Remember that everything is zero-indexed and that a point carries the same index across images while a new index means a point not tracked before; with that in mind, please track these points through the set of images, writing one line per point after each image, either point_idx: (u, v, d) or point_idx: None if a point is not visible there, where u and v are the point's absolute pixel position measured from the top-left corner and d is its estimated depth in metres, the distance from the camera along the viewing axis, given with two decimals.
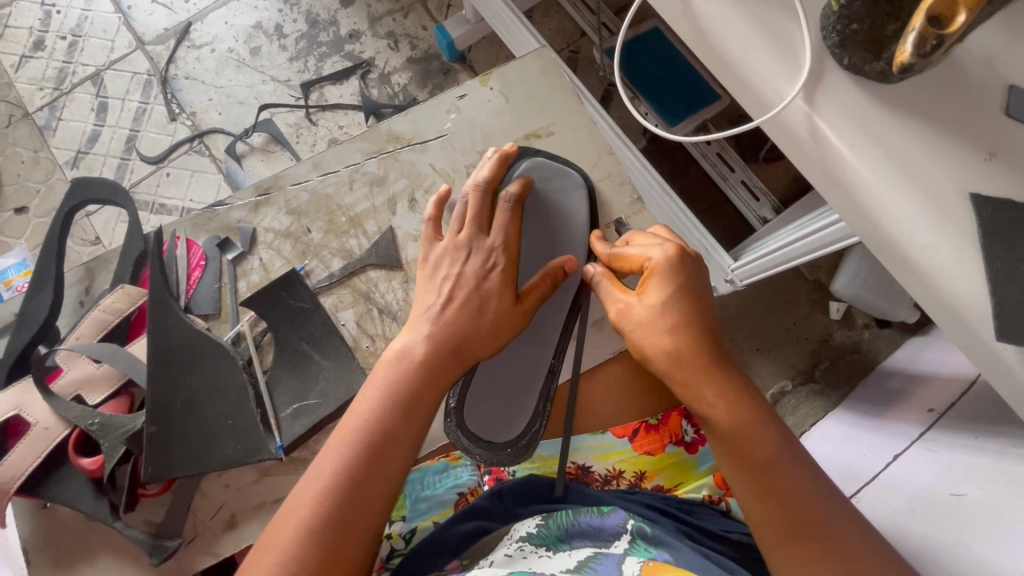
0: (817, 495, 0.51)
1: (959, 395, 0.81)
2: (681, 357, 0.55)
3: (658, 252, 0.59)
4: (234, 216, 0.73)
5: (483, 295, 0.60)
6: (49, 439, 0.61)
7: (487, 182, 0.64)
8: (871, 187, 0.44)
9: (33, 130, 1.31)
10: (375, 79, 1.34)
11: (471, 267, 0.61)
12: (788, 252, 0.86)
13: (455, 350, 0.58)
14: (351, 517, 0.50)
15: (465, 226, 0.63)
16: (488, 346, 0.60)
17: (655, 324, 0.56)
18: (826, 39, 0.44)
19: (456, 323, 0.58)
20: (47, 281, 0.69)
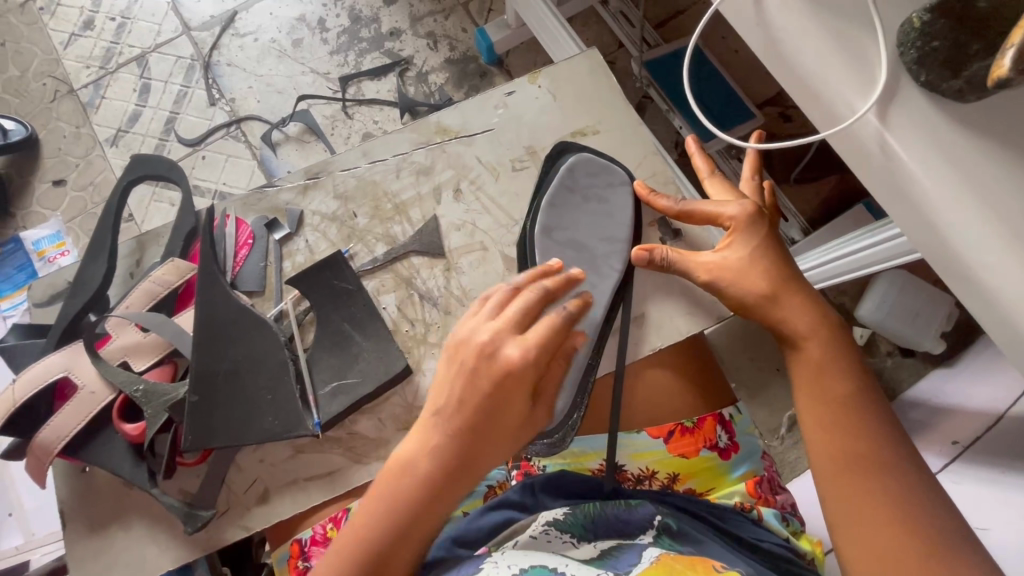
0: (886, 437, 0.54)
1: (983, 430, 0.80)
2: (777, 299, 0.60)
3: (733, 207, 0.64)
4: (283, 199, 0.74)
5: (500, 403, 0.51)
6: (97, 402, 0.63)
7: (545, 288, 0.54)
8: (937, 204, 0.45)
9: (77, 106, 1.35)
10: (412, 77, 1.36)
11: (507, 382, 0.51)
12: (822, 271, 0.86)
13: (470, 459, 0.52)
14: (407, 533, 0.52)
15: (498, 321, 0.53)
16: (498, 456, 0.53)
17: (748, 271, 0.61)
18: (904, 55, 0.45)
19: (481, 427, 0.52)
20: (102, 247, 0.71)
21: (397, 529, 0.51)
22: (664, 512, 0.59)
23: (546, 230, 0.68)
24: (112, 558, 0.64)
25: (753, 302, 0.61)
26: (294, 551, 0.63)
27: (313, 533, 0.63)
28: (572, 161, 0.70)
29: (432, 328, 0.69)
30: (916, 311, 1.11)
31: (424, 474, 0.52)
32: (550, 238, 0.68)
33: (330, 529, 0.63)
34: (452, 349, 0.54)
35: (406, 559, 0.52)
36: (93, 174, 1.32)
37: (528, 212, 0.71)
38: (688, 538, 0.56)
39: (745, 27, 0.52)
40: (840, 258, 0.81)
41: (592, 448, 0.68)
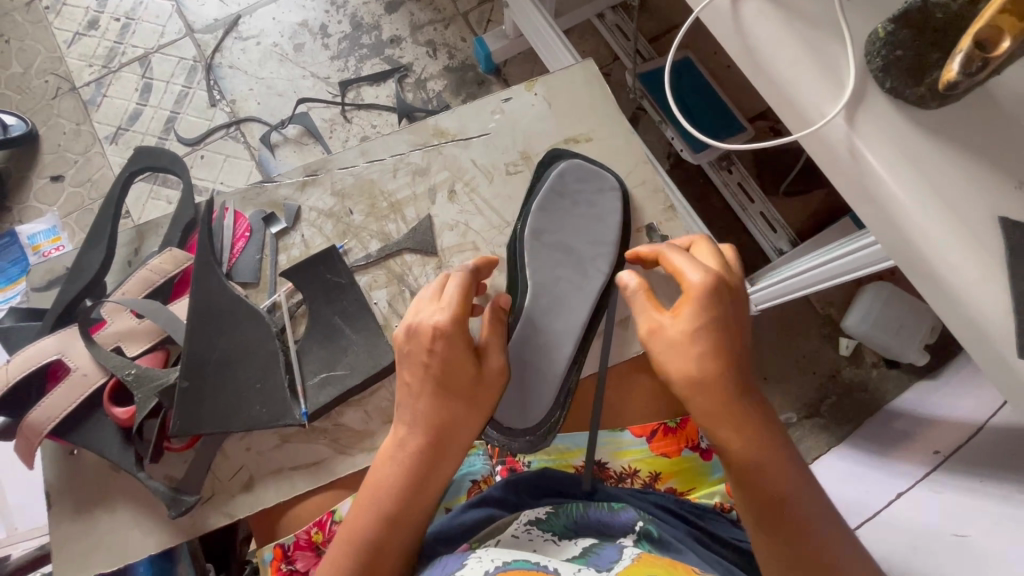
0: (831, 535, 0.48)
1: (964, 441, 0.83)
2: (714, 390, 0.51)
3: (697, 271, 0.54)
4: (282, 193, 0.75)
5: (447, 366, 0.56)
6: (87, 385, 0.64)
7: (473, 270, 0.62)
8: (902, 205, 0.47)
9: (77, 104, 1.36)
10: (411, 83, 1.38)
11: (446, 348, 0.56)
12: (803, 279, 0.87)
13: (443, 432, 0.55)
14: (385, 539, 0.53)
15: (435, 302, 0.58)
16: (464, 411, 0.56)
17: (686, 348, 0.52)
18: (870, 64, 0.48)
19: (437, 395, 0.56)
20: (101, 237, 0.72)
21: (386, 519, 0.53)
22: (644, 518, 0.59)
23: (535, 233, 0.71)
24: (97, 540, 0.64)
25: (682, 386, 0.52)
26: (277, 553, 0.62)
27: (296, 539, 0.63)
28: (560, 166, 0.73)
29: None
30: (900, 322, 1.13)
31: (394, 476, 0.54)
32: (540, 241, 0.71)
33: (316, 533, 0.63)
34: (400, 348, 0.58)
35: (404, 541, 0.54)
36: (92, 170, 1.33)
37: (518, 214, 0.73)
38: (668, 545, 0.56)
39: (724, 35, 0.54)
40: (820, 268, 0.82)
41: (576, 446, 0.69)
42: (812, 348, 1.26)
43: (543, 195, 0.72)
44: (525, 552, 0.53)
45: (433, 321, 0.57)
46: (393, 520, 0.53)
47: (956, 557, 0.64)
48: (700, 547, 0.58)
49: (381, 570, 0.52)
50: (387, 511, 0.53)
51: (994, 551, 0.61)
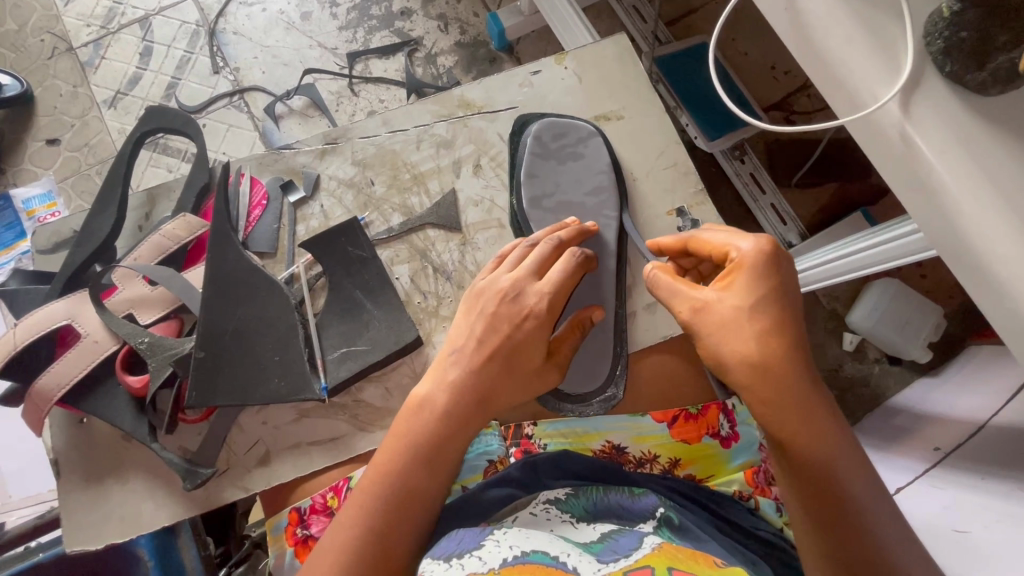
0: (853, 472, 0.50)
1: (965, 437, 0.83)
2: (735, 318, 0.53)
3: (746, 242, 0.55)
4: (300, 160, 0.73)
5: (522, 341, 0.57)
6: (99, 351, 0.62)
7: (582, 257, 0.59)
8: (953, 194, 0.45)
9: (75, 65, 1.31)
10: (421, 58, 1.32)
11: (516, 315, 0.57)
12: (807, 276, 0.84)
13: (493, 396, 0.57)
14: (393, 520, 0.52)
15: (518, 270, 0.59)
16: (514, 395, 0.58)
17: (739, 324, 0.53)
18: (929, 45, 0.47)
19: (499, 365, 0.57)
20: (111, 199, 0.69)
21: (426, 456, 0.54)
22: (666, 506, 0.58)
23: (546, 207, 0.69)
24: (109, 509, 0.63)
25: (738, 370, 0.53)
26: (293, 518, 0.62)
27: (312, 502, 0.62)
28: (537, 128, 0.70)
29: (445, 302, 0.69)
30: (907, 318, 1.14)
31: (403, 450, 0.54)
32: (540, 207, 0.69)
33: (331, 498, 0.62)
34: (476, 301, 0.59)
35: (412, 526, 0.52)
36: (89, 135, 1.29)
37: (512, 187, 0.71)
38: (687, 532, 0.55)
39: (774, 11, 0.52)
40: (830, 264, 0.80)
41: (595, 429, 0.67)
42: (815, 341, 1.25)
43: (541, 162, 0.70)
44: (547, 542, 0.51)
45: (512, 283, 0.58)
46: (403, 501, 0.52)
47: (964, 560, 0.64)
48: (722, 538, 0.57)
49: (387, 552, 0.51)
50: (398, 487, 0.52)
51: (998, 548, 0.61)
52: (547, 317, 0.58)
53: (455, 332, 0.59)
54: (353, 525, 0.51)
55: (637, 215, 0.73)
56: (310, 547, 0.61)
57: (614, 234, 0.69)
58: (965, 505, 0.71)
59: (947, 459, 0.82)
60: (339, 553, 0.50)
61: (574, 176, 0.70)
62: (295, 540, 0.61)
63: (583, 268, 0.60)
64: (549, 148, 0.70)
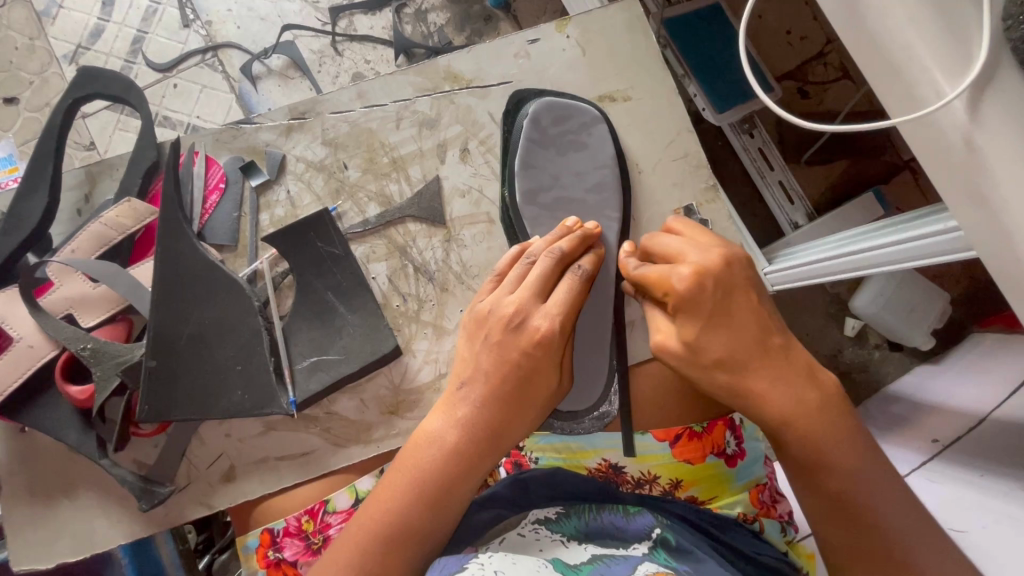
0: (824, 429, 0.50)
1: (966, 430, 0.77)
2: (692, 343, 0.52)
3: (674, 276, 0.51)
4: (263, 139, 0.64)
5: (533, 369, 0.51)
6: (35, 358, 0.55)
7: (586, 275, 0.53)
8: (1018, 214, 0.39)
9: (30, 14, 1.14)
10: (410, 14, 1.15)
11: (519, 338, 0.51)
12: (814, 270, 0.77)
13: (503, 429, 0.51)
14: (388, 562, 0.48)
15: (521, 290, 0.52)
16: (528, 424, 0.52)
17: (694, 355, 0.52)
18: (1009, 32, 0.38)
19: (507, 397, 0.51)
20: (43, 180, 0.61)
21: (426, 501, 0.49)
22: (662, 525, 0.52)
23: (539, 199, 0.61)
24: (59, 526, 0.58)
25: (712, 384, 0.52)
26: (264, 539, 0.57)
27: (286, 524, 0.57)
28: (535, 110, 0.62)
29: (427, 305, 0.62)
30: (912, 305, 1.07)
31: (404, 495, 0.49)
32: (535, 203, 0.61)
33: (307, 521, 0.57)
34: (476, 324, 0.54)
35: (409, 569, 0.48)
36: (49, 95, 1.13)
37: (504, 177, 0.63)
38: (687, 554, 0.49)
39: None
40: (839, 257, 0.72)
41: (590, 446, 0.62)
42: (815, 326, 1.19)
43: (538, 149, 0.61)
44: (535, 567, 0.46)
45: (517, 306, 0.52)
46: (399, 541, 0.48)
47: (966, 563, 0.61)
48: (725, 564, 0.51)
49: None
50: (396, 527, 0.48)
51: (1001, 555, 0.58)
52: (560, 336, 0.51)
53: (460, 354, 0.54)
54: (338, 564, 0.48)
55: (642, 211, 0.66)
56: (285, 571, 0.56)
57: (616, 233, 0.62)
58: (965, 500, 0.67)
59: (946, 452, 0.77)
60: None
61: (574, 166, 0.62)
62: (267, 562, 0.57)
63: (589, 284, 0.54)
64: (547, 133, 0.62)
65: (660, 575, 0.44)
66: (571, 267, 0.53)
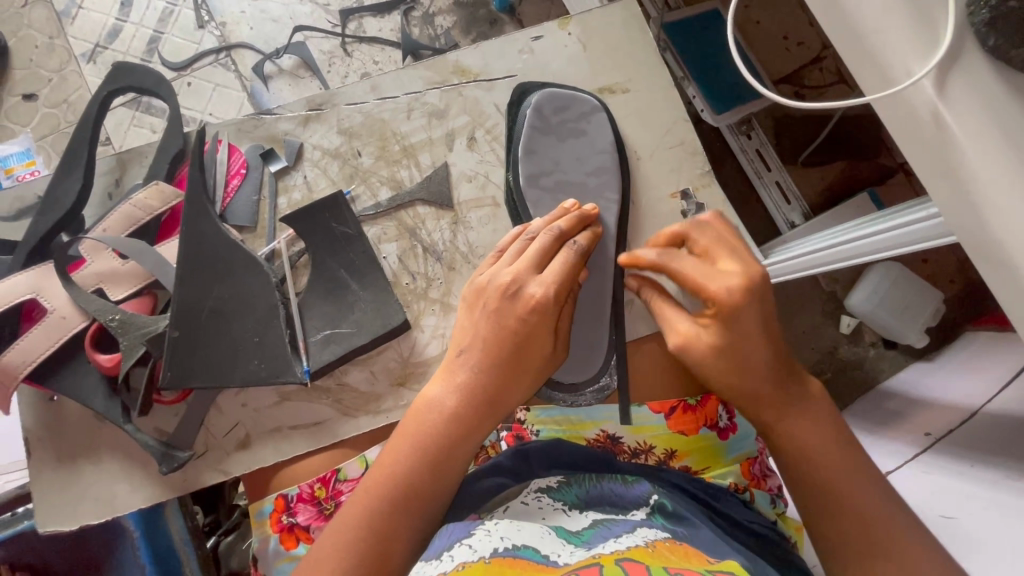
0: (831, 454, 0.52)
1: (958, 423, 0.80)
2: (720, 347, 0.55)
3: (719, 283, 0.54)
4: (281, 127, 0.68)
5: (528, 334, 0.54)
6: (66, 328, 0.59)
7: (581, 249, 0.56)
8: (983, 184, 0.41)
9: (50, 14, 1.19)
10: (417, 17, 1.19)
11: (516, 304, 0.55)
12: (806, 261, 0.80)
13: (499, 394, 0.54)
14: (388, 526, 0.50)
15: (519, 262, 0.56)
16: (523, 389, 0.55)
17: (719, 358, 0.55)
18: (973, 17, 0.41)
19: (504, 361, 0.54)
20: (76, 162, 0.65)
21: (429, 461, 0.52)
22: (659, 492, 0.56)
23: (540, 183, 0.65)
24: (84, 490, 0.61)
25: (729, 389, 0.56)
26: (279, 505, 0.60)
27: (299, 490, 0.61)
28: (538, 100, 0.66)
29: (435, 283, 0.66)
30: (906, 302, 1.10)
31: (408, 456, 0.52)
32: (538, 185, 0.65)
33: (319, 488, 0.61)
34: (475, 296, 0.57)
35: (412, 526, 0.51)
36: (68, 92, 1.17)
37: (508, 163, 0.67)
38: (682, 519, 0.52)
39: None
40: (829, 248, 0.75)
41: (590, 418, 0.66)
42: (811, 323, 1.22)
43: (540, 136, 0.65)
44: (537, 537, 0.48)
45: (514, 277, 0.55)
46: (401, 500, 0.51)
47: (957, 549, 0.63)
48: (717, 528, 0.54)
49: (389, 549, 0.50)
50: (400, 485, 0.51)
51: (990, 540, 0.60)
52: (554, 305, 0.54)
53: (459, 323, 0.58)
54: (354, 526, 0.50)
55: (640, 198, 0.69)
56: (298, 535, 0.59)
57: (614, 217, 0.66)
58: (955, 489, 0.70)
59: (937, 444, 0.80)
60: (336, 555, 0.49)
61: (575, 154, 0.66)
62: (281, 527, 0.60)
63: (584, 259, 0.57)
64: (549, 122, 0.66)
65: (660, 544, 0.47)
66: (567, 243, 0.56)
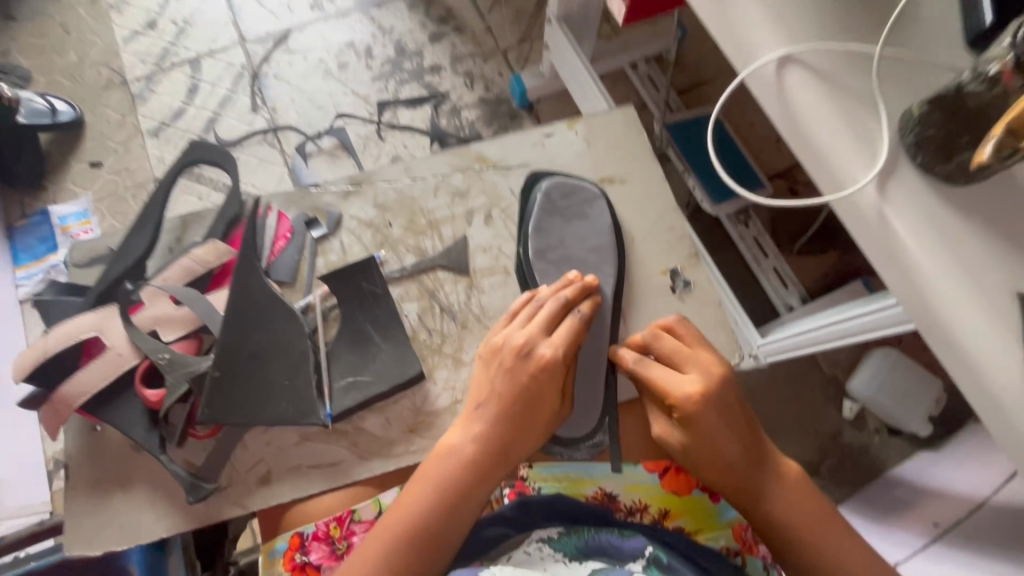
0: (816, 538, 0.59)
1: (962, 516, 0.82)
2: (693, 449, 0.62)
3: (682, 390, 0.62)
4: (325, 200, 0.79)
5: (537, 391, 0.61)
6: (120, 364, 0.65)
7: (584, 318, 0.64)
8: (925, 271, 0.48)
9: (125, 97, 1.38)
10: (445, 110, 1.37)
11: (525, 364, 0.61)
12: (806, 337, 0.86)
13: (509, 448, 0.60)
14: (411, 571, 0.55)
15: (530, 326, 0.63)
16: (532, 442, 0.61)
17: (697, 454, 0.62)
18: (903, 138, 0.50)
19: (515, 416, 0.60)
20: (146, 222, 0.75)
21: (447, 504, 0.57)
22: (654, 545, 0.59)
23: (542, 254, 0.74)
24: (111, 519, 0.66)
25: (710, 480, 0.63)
26: (293, 543, 0.64)
27: (315, 528, 0.64)
28: (547, 186, 0.76)
29: (449, 340, 0.73)
30: (907, 389, 1.14)
31: (427, 501, 0.57)
32: (545, 259, 0.74)
33: (334, 526, 0.64)
34: (492, 354, 0.64)
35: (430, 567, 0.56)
36: (128, 161, 1.34)
37: (519, 238, 0.76)
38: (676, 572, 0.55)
39: (765, 97, 0.54)
40: (829, 325, 0.82)
41: (588, 475, 0.69)
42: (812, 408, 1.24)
43: (548, 218, 0.75)
44: None
45: (525, 340, 0.62)
46: (420, 545, 0.56)
47: None
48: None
49: None
50: (418, 527, 0.56)
51: None
52: (559, 367, 0.61)
53: (476, 373, 0.64)
54: (371, 562, 0.55)
55: (637, 273, 0.77)
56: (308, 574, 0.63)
57: (613, 288, 0.74)
58: None
59: (946, 536, 0.81)
60: None
61: (578, 234, 0.75)
62: (293, 565, 0.63)
63: (586, 326, 0.65)
64: (557, 206, 0.75)
65: None
66: (573, 311, 0.65)
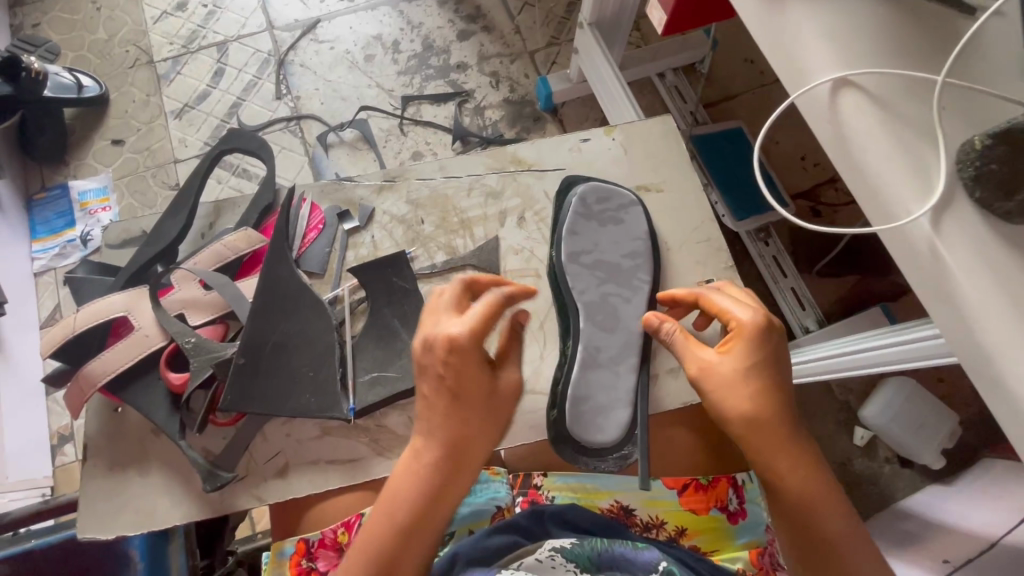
0: (827, 503, 0.53)
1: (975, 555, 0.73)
2: (739, 375, 0.55)
3: (744, 312, 0.58)
4: (359, 193, 0.78)
5: (455, 378, 0.53)
6: (147, 345, 0.65)
7: (497, 298, 0.56)
8: (975, 306, 0.47)
9: (152, 76, 1.37)
10: (470, 109, 1.36)
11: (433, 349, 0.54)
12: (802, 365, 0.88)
13: (458, 435, 0.53)
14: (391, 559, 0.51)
15: (438, 312, 0.56)
16: (479, 434, 0.54)
17: (739, 385, 0.55)
18: (961, 171, 0.49)
19: (447, 404, 0.53)
20: (182, 205, 0.75)
21: (416, 501, 0.52)
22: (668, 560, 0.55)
23: (574, 256, 0.73)
24: (126, 501, 0.65)
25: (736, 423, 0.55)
26: (299, 548, 0.62)
27: (321, 536, 0.63)
28: (583, 190, 0.75)
29: None
30: (922, 419, 1.11)
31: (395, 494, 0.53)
32: (577, 263, 0.73)
33: (341, 533, 0.63)
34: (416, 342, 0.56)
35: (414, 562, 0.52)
36: (152, 141, 1.33)
37: (552, 242, 0.75)
38: None
39: (819, 121, 0.54)
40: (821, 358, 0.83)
41: (605, 488, 0.68)
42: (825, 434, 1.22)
43: (583, 221, 0.74)
44: None
45: (437, 326, 0.55)
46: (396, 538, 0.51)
47: None
48: None
49: None
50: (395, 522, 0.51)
51: None
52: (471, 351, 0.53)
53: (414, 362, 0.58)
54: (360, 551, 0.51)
55: (669, 284, 0.76)
56: None
57: (645, 296, 0.73)
58: None
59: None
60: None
61: (613, 239, 0.74)
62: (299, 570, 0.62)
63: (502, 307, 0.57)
64: (592, 210, 0.75)
65: None
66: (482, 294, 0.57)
